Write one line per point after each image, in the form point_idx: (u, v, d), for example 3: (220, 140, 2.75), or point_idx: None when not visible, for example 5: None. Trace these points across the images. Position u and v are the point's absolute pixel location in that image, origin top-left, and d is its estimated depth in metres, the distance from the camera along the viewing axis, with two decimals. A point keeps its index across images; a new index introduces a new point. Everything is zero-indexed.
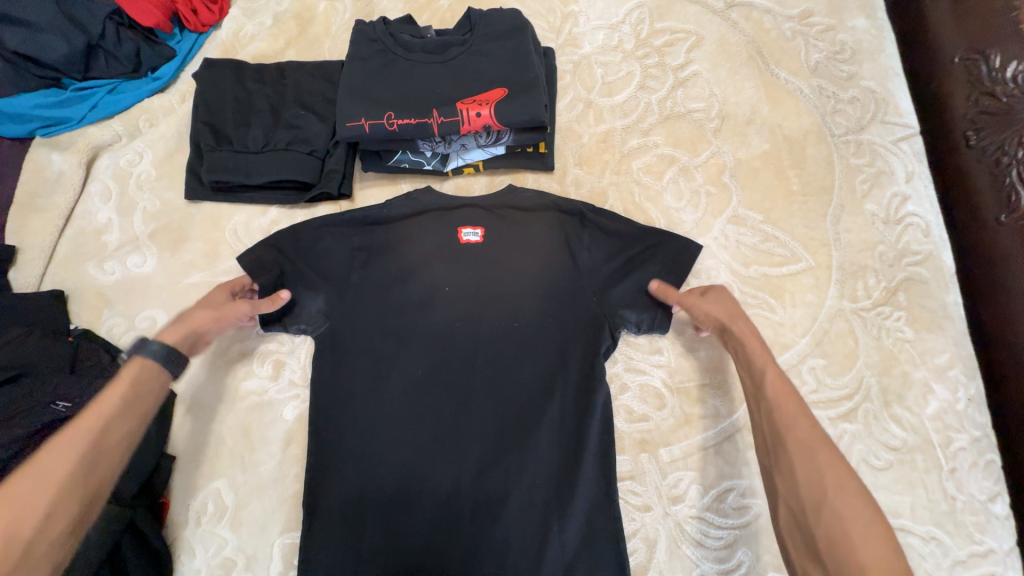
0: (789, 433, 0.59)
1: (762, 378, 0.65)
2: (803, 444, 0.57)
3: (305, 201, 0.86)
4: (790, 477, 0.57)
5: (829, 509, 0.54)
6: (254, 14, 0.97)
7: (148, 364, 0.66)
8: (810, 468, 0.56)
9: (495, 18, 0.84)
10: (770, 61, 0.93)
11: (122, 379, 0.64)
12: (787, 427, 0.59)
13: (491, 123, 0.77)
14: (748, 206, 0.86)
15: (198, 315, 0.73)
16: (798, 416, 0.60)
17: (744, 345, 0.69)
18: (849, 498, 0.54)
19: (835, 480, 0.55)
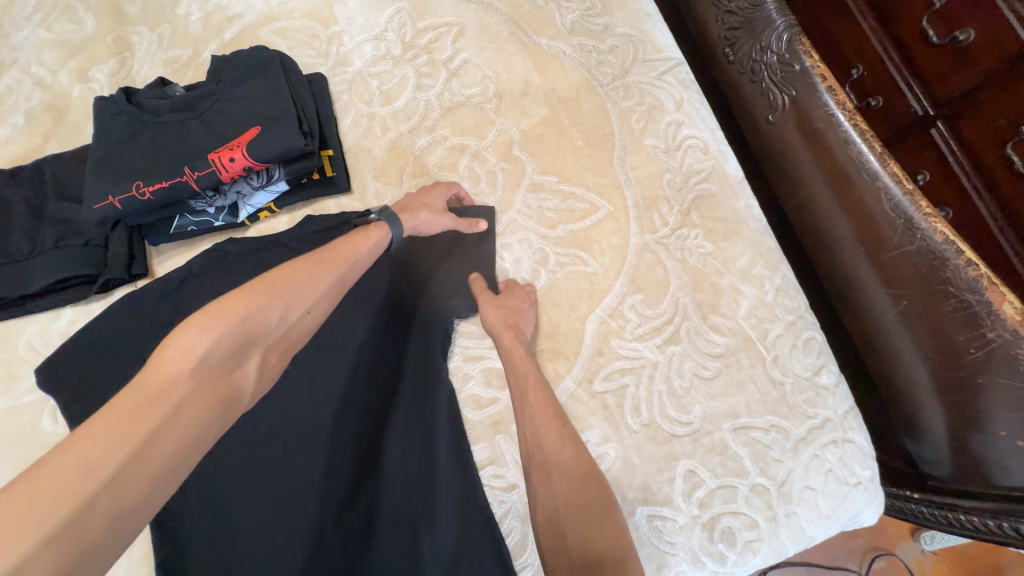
0: (543, 435, 0.67)
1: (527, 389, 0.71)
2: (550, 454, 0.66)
3: (97, 293, 0.82)
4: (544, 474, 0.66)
5: (575, 495, 0.63)
6: (3, 118, 0.92)
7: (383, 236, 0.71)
8: (559, 460, 0.65)
9: (241, 61, 0.83)
10: (530, 31, 0.96)
11: (372, 236, 0.70)
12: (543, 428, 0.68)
13: (249, 163, 0.76)
14: (543, 172, 0.89)
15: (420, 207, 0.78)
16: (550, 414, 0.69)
17: (516, 352, 0.74)
18: (598, 511, 0.63)
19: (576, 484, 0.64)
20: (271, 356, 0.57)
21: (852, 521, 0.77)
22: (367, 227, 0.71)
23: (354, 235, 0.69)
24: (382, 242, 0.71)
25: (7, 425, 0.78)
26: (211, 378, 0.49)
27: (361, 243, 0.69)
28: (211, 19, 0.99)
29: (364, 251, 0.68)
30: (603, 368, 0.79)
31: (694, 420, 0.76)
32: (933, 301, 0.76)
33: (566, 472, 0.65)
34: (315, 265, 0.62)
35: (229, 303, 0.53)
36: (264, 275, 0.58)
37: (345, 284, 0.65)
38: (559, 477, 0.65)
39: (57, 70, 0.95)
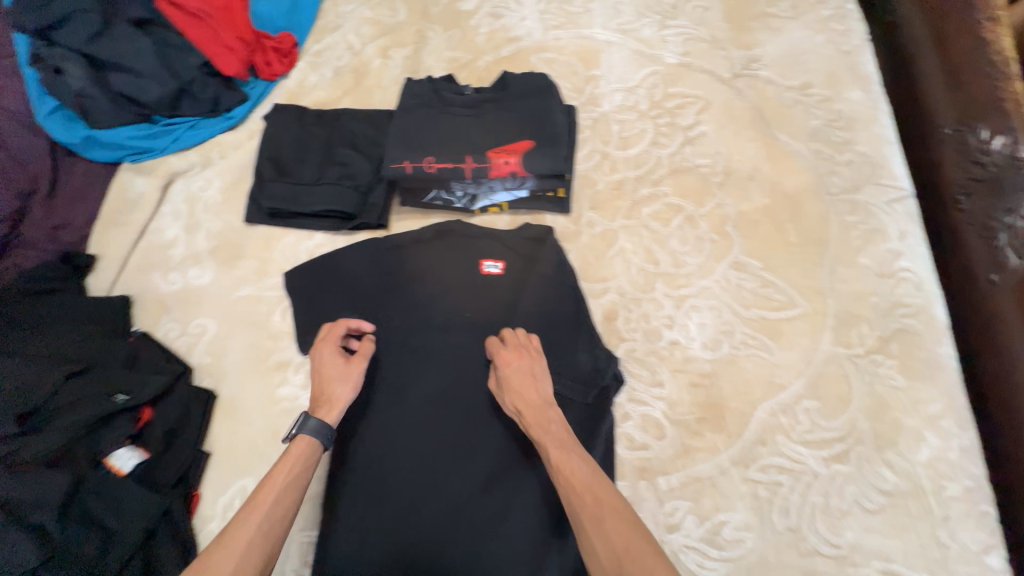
0: (600, 511, 0.60)
1: (561, 446, 0.69)
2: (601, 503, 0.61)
3: (346, 229, 0.96)
4: (598, 564, 0.57)
5: (636, 551, 0.56)
6: (318, 67, 1.13)
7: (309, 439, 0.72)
8: (615, 519, 0.59)
9: (525, 81, 0.97)
10: (772, 125, 1.02)
11: (297, 453, 0.70)
12: (598, 503, 0.60)
13: (518, 169, 0.87)
14: (749, 254, 0.93)
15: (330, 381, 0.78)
16: (599, 490, 0.62)
17: (549, 430, 0.71)
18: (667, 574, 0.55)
19: (641, 542, 0.57)
20: None
21: None
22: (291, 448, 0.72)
23: (298, 449, 0.71)
24: (312, 450, 0.71)
25: (248, 309, 0.93)
26: None
27: (301, 449, 0.71)
28: (495, 36, 1.15)
29: (292, 468, 0.68)
30: (761, 459, 0.80)
31: (843, 546, 0.75)
32: None
33: (619, 548, 0.56)
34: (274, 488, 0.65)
35: None
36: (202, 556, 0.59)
37: (288, 492, 0.66)
38: (617, 536, 0.58)
39: (367, 43, 1.15)
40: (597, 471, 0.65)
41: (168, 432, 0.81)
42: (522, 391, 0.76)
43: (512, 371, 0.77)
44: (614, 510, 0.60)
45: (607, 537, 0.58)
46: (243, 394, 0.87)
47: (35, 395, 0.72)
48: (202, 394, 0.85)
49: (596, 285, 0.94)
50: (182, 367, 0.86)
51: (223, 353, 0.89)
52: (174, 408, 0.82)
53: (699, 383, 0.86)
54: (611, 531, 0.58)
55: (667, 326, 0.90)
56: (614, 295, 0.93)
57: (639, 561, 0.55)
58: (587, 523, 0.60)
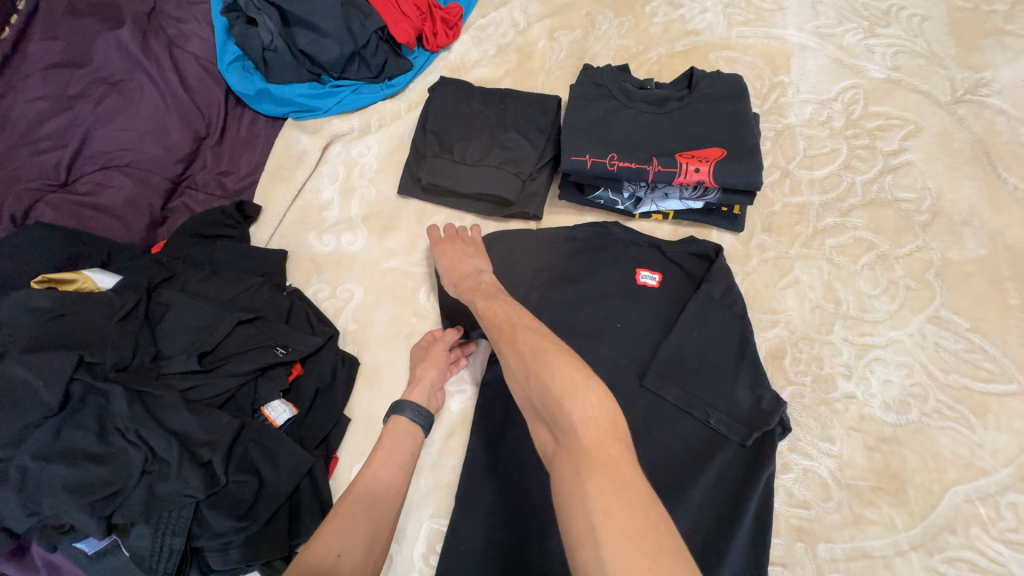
0: (515, 334, 0.65)
1: (493, 295, 0.75)
2: (518, 328, 0.66)
3: (500, 216, 0.94)
4: (516, 375, 0.63)
5: (535, 356, 0.61)
6: (481, 42, 1.09)
7: (403, 419, 0.76)
8: (527, 339, 0.64)
9: (717, 81, 0.87)
10: (998, 164, 0.88)
11: (397, 431, 0.75)
12: (514, 327, 0.66)
13: (707, 179, 0.79)
14: (955, 310, 0.81)
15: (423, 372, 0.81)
16: (516, 319, 0.67)
17: (478, 287, 0.76)
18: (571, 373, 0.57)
19: (558, 358, 0.59)
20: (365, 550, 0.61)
21: None
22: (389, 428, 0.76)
23: (388, 435, 0.75)
24: (409, 430, 0.76)
25: (395, 282, 0.92)
26: None
27: (393, 435, 0.74)
28: (672, 27, 1.06)
29: (397, 442, 0.74)
30: (950, 549, 0.70)
31: None
32: None
33: (528, 356, 0.62)
34: (376, 465, 0.70)
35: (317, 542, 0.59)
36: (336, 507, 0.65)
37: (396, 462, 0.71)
38: (518, 352, 0.63)
39: (533, 22, 1.10)
40: (520, 309, 0.70)
41: (316, 392, 0.82)
42: (457, 263, 0.82)
43: (445, 253, 0.84)
44: (527, 331, 0.65)
45: (518, 350, 0.63)
46: (385, 367, 0.87)
47: (216, 334, 0.78)
48: (347, 360, 0.86)
49: (763, 316, 0.85)
50: (332, 331, 0.86)
51: (368, 322, 0.90)
52: (323, 369, 0.84)
53: (878, 447, 0.76)
54: (524, 346, 0.63)
55: (844, 376, 0.80)
56: (784, 331, 0.84)
57: (544, 362, 0.60)
58: (506, 344, 0.66)
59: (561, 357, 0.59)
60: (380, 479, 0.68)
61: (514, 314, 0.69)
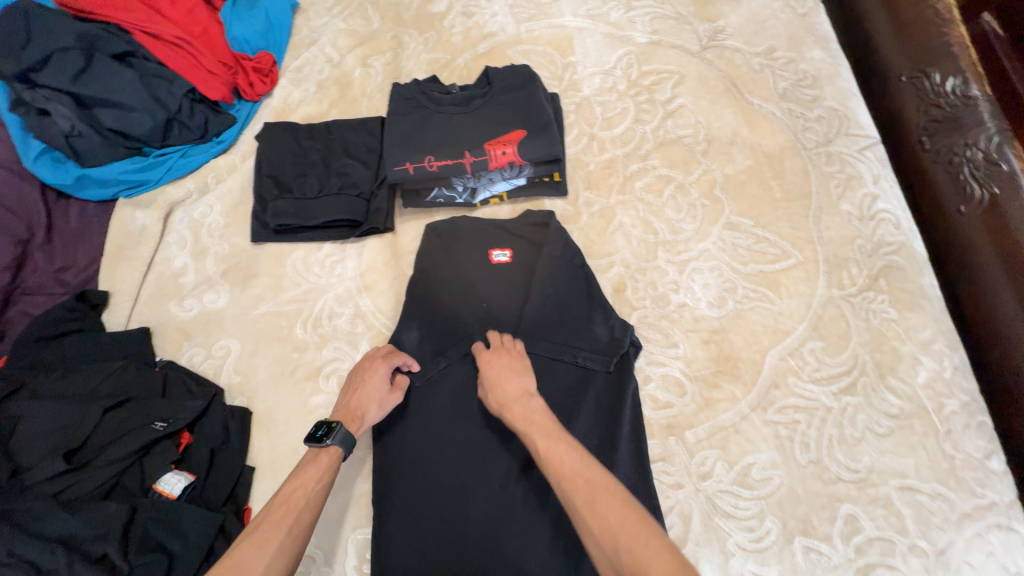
0: (592, 493, 0.61)
1: (554, 437, 0.70)
2: (594, 485, 0.62)
3: (354, 237, 0.99)
4: (591, 540, 0.58)
5: (625, 521, 0.57)
6: (300, 83, 1.14)
7: (334, 452, 0.74)
8: (607, 497, 0.60)
9: (509, 74, 1.00)
10: (744, 91, 1.08)
11: (321, 463, 0.73)
12: (590, 484, 0.62)
13: (515, 158, 0.91)
14: (740, 214, 0.99)
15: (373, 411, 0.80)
16: (588, 472, 0.63)
17: (534, 422, 0.72)
18: (656, 548, 0.54)
19: (641, 529, 0.56)
20: None
21: None
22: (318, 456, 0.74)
23: (304, 478, 0.70)
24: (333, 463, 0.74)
25: (268, 325, 0.94)
26: None
27: (312, 476, 0.71)
28: (470, 33, 1.18)
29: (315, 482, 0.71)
30: (778, 401, 0.86)
31: (862, 470, 0.81)
32: None
33: (613, 523, 0.57)
34: (293, 510, 0.66)
35: None
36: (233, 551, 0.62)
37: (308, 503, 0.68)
38: (596, 514, 0.59)
39: (345, 54, 1.17)
40: (586, 454, 0.67)
41: (211, 453, 0.83)
42: (503, 385, 0.78)
43: (493, 370, 0.80)
44: (607, 490, 0.61)
45: (601, 517, 0.59)
46: (277, 408, 0.89)
47: (84, 427, 0.77)
48: (237, 413, 0.87)
49: (601, 260, 0.98)
50: (214, 390, 0.87)
51: (252, 371, 0.91)
52: (213, 428, 0.84)
53: (711, 339, 0.91)
54: (604, 510, 0.59)
55: (674, 291, 0.95)
56: (621, 268, 0.97)
57: (631, 535, 0.56)
58: (580, 504, 0.61)
59: (644, 531, 0.56)
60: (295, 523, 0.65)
61: (581, 463, 0.65)
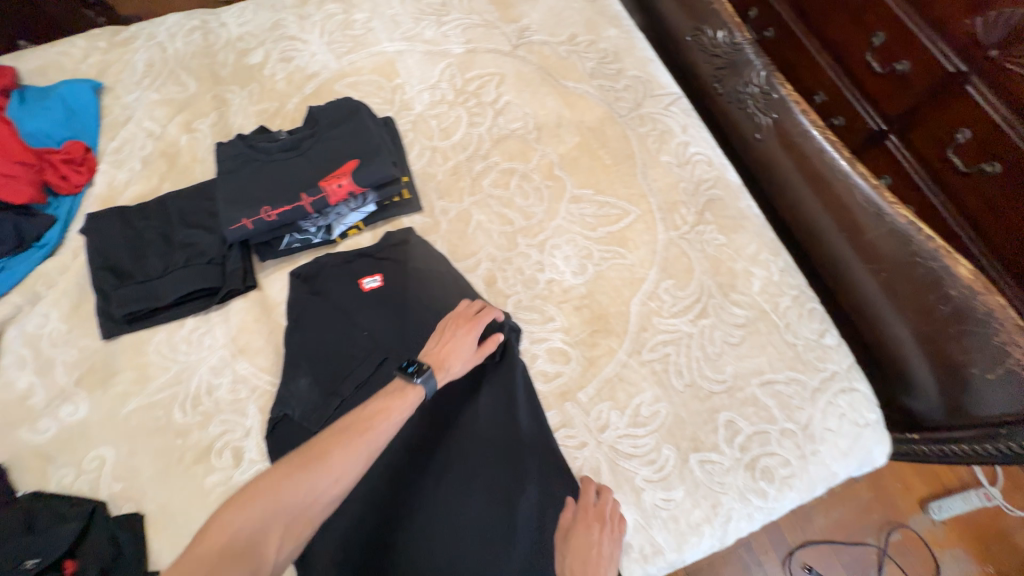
0: None
1: None
2: None
3: (216, 304, 0.97)
4: None
5: None
6: (123, 163, 1.09)
7: (413, 395, 0.75)
8: None
9: (333, 109, 1.02)
10: (558, 77, 1.19)
11: (406, 400, 0.74)
12: None
13: (353, 188, 0.94)
14: (580, 186, 1.08)
15: (454, 363, 0.82)
16: None
17: None
18: None
19: None
20: (301, 527, 0.60)
21: (867, 460, 0.92)
22: (403, 390, 0.75)
23: (388, 405, 0.73)
24: (410, 405, 0.74)
25: (142, 420, 0.89)
26: (237, 554, 0.54)
27: (392, 409, 0.72)
28: (294, 77, 1.19)
29: (396, 418, 0.72)
30: (649, 341, 0.95)
31: (728, 379, 0.92)
32: (925, 287, 0.93)
33: None
34: (362, 452, 0.66)
35: (266, 484, 0.60)
36: (302, 449, 0.65)
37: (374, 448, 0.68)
38: None
39: (166, 123, 1.13)
40: None
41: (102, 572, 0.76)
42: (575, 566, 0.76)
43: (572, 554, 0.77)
44: None
45: None
46: (169, 501, 0.84)
47: None
48: (124, 519, 0.81)
49: (468, 260, 1.03)
50: (93, 503, 0.82)
51: (133, 471, 0.86)
52: (99, 544, 0.78)
53: (582, 304, 0.99)
54: None
55: (539, 270, 1.02)
56: (487, 263, 1.03)
57: None
58: None
59: None
60: (351, 462, 0.65)
61: None
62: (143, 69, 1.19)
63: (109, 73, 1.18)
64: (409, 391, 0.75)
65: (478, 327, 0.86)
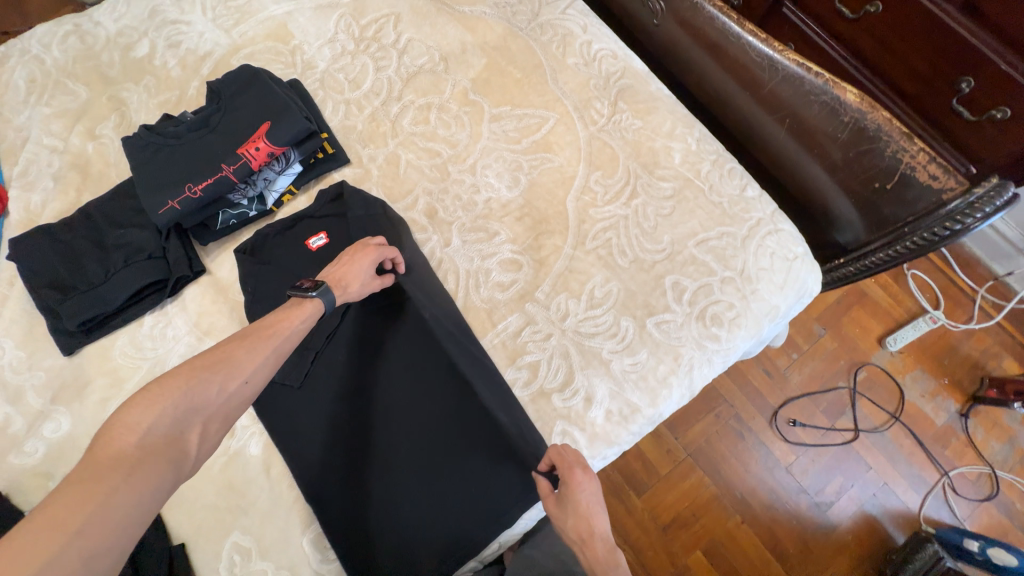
0: None
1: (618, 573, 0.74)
2: None
3: (170, 295, 0.98)
4: None
5: None
6: (34, 185, 1.05)
7: (314, 309, 0.80)
8: None
9: (232, 77, 1.01)
10: (453, 4, 1.18)
11: (306, 311, 0.79)
12: None
13: (272, 148, 0.95)
14: (497, 105, 1.10)
15: (350, 285, 0.87)
16: None
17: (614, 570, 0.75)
18: None
19: None
20: (218, 422, 0.64)
21: (803, 289, 1.01)
22: (299, 303, 0.80)
23: (286, 315, 0.77)
24: (311, 316, 0.79)
25: None
26: (156, 447, 0.57)
27: (294, 317, 0.77)
28: (187, 61, 1.15)
29: (299, 325, 0.77)
30: (590, 232, 1.01)
31: (666, 246, 0.99)
32: (823, 123, 1.01)
33: None
34: (266, 353, 0.71)
35: (172, 381, 0.62)
36: (202, 354, 0.67)
37: (280, 351, 0.73)
38: None
39: (67, 135, 1.09)
40: None
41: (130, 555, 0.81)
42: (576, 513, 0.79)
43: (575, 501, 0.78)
44: None
45: None
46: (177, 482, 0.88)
47: None
48: None
49: (406, 199, 1.06)
50: None
51: None
52: None
53: (523, 214, 1.03)
54: None
55: (476, 192, 1.05)
56: (425, 197, 1.05)
57: None
58: None
59: None
60: (257, 358, 0.69)
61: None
62: (27, 86, 1.13)
63: None
64: (303, 305, 0.79)
65: (378, 254, 0.90)
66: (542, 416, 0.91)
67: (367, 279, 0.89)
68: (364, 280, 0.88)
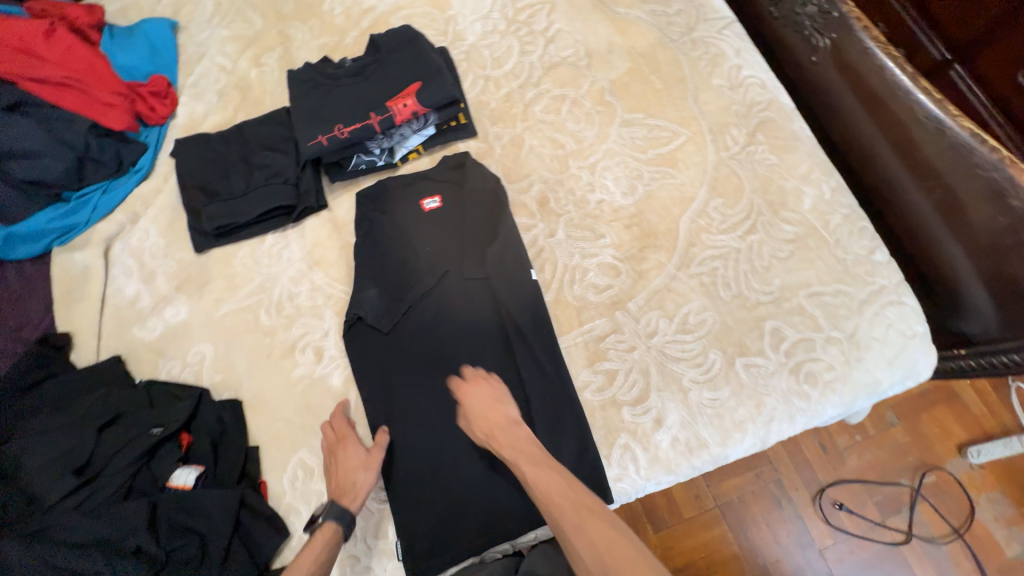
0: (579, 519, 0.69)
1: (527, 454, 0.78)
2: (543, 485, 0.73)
3: (293, 222, 1.06)
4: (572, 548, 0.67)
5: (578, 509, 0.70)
6: (201, 96, 1.17)
7: (327, 532, 0.79)
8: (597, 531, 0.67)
9: (393, 34, 1.07)
10: (610, 4, 1.19)
11: (319, 541, 0.78)
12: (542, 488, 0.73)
13: (416, 108, 1.00)
14: (631, 111, 1.10)
15: (357, 477, 0.83)
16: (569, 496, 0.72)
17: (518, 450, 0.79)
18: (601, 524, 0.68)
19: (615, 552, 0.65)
20: None
21: (911, 373, 0.93)
22: (317, 532, 0.80)
23: (301, 557, 0.77)
24: (330, 541, 0.78)
25: (234, 321, 1.00)
26: None
27: (307, 554, 0.77)
28: (352, 11, 1.23)
29: (311, 565, 0.76)
30: (697, 256, 0.99)
31: (775, 290, 0.95)
32: (984, 203, 0.93)
33: (601, 549, 0.65)
34: None
35: None
36: None
37: None
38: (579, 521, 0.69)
39: (236, 59, 1.20)
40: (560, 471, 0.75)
41: (214, 443, 0.90)
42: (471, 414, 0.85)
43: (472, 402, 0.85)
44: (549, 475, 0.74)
45: (590, 542, 0.66)
46: (264, 390, 0.96)
47: (84, 448, 0.83)
48: (228, 404, 0.94)
49: (521, 182, 1.08)
50: (199, 390, 0.94)
51: (232, 365, 0.98)
52: (209, 422, 0.91)
53: (631, 223, 1.03)
54: (593, 535, 0.67)
55: (591, 191, 1.06)
56: (540, 184, 1.07)
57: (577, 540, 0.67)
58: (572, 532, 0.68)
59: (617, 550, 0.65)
60: None
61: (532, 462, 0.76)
62: (213, 8, 1.25)
63: (183, 13, 1.25)
64: (316, 533, 0.79)
65: (353, 443, 0.86)
66: (608, 424, 0.90)
67: (370, 458, 0.85)
68: (370, 464, 0.84)
